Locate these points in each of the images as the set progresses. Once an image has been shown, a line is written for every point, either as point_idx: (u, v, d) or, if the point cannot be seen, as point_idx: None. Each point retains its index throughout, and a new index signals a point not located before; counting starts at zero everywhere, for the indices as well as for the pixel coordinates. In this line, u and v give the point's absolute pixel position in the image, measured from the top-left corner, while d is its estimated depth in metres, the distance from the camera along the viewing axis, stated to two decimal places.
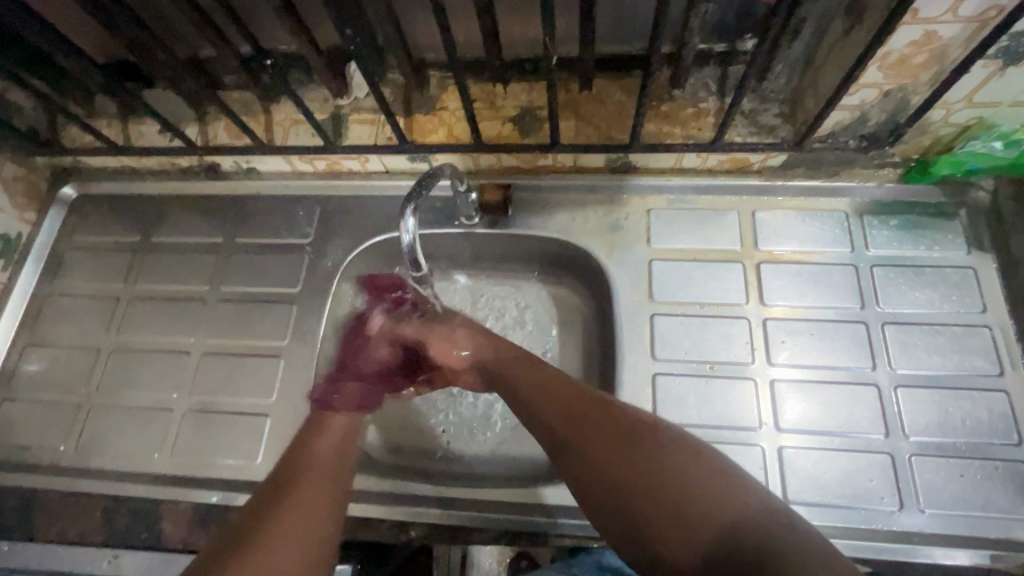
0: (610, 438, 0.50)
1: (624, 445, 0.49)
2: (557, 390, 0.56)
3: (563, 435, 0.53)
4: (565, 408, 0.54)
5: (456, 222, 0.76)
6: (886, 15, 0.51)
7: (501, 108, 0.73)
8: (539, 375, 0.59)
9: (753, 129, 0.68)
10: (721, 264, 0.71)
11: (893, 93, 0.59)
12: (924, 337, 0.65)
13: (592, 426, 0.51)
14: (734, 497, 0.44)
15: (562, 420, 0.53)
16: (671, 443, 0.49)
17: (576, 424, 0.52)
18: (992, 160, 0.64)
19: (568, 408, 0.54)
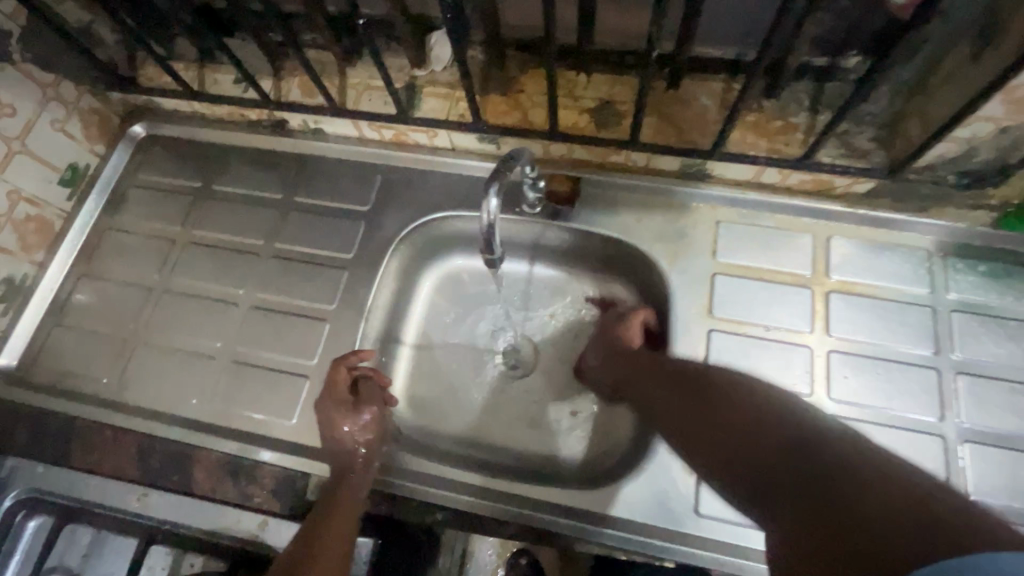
0: (705, 395, 0.52)
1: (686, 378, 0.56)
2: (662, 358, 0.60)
3: (663, 401, 0.56)
4: (670, 373, 0.58)
5: (515, 210, 0.74)
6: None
7: (580, 98, 0.70)
8: (636, 353, 0.64)
9: (844, 152, 0.65)
10: (789, 288, 0.68)
11: (1011, 131, 0.54)
12: (1000, 393, 0.62)
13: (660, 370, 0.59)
14: (830, 423, 0.42)
15: (664, 385, 0.57)
16: (751, 386, 0.50)
17: (679, 387, 0.56)
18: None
19: (672, 375, 0.57)
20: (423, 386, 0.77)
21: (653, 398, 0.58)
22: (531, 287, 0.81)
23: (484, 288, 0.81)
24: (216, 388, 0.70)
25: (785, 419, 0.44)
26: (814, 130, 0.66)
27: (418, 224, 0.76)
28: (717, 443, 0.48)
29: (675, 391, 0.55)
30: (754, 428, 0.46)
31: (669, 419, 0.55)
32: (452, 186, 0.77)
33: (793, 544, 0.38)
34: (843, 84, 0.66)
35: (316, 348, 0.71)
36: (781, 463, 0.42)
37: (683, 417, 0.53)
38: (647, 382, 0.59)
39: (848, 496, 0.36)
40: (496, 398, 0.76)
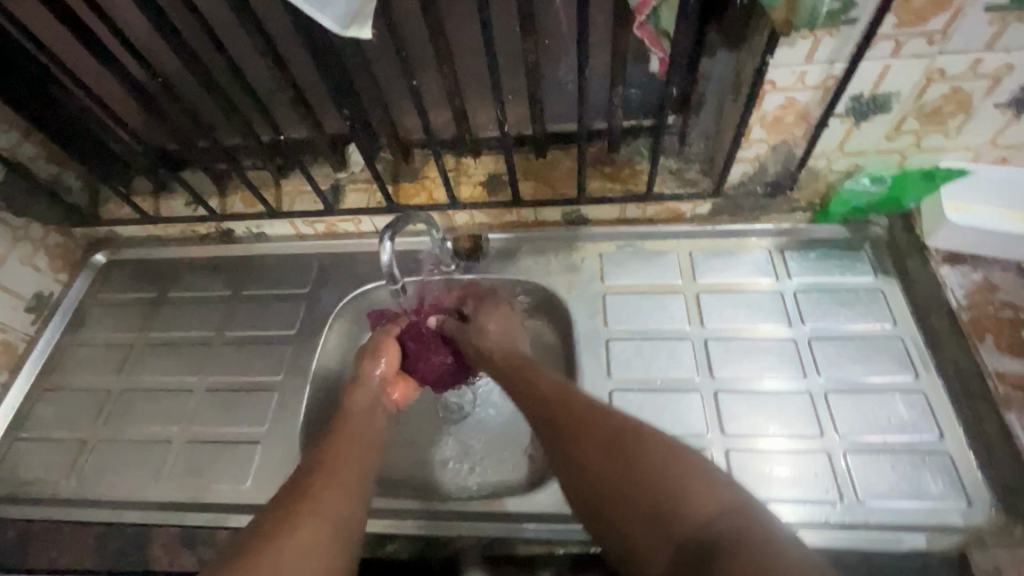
0: (617, 423, 0.58)
1: (611, 440, 0.57)
2: (566, 393, 0.63)
3: (582, 424, 0.59)
4: (573, 412, 0.61)
5: (433, 271, 0.87)
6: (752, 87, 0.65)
7: (473, 176, 0.88)
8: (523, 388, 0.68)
9: (680, 183, 0.82)
10: (667, 296, 0.81)
11: (780, 147, 0.72)
12: (846, 349, 0.74)
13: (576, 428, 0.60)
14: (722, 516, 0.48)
15: (571, 418, 0.60)
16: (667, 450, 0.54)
17: (582, 424, 0.59)
18: (876, 197, 0.77)
19: (580, 406, 0.61)
20: None
21: (559, 447, 0.60)
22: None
23: None
24: (172, 468, 0.74)
25: (683, 471, 0.52)
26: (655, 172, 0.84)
27: (351, 297, 0.88)
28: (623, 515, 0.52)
29: (578, 427, 0.60)
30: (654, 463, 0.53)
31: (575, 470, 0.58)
32: (378, 260, 0.90)
33: None
34: None
35: (267, 415, 0.77)
36: (653, 505, 0.51)
37: (597, 448, 0.57)
38: (553, 411, 0.62)
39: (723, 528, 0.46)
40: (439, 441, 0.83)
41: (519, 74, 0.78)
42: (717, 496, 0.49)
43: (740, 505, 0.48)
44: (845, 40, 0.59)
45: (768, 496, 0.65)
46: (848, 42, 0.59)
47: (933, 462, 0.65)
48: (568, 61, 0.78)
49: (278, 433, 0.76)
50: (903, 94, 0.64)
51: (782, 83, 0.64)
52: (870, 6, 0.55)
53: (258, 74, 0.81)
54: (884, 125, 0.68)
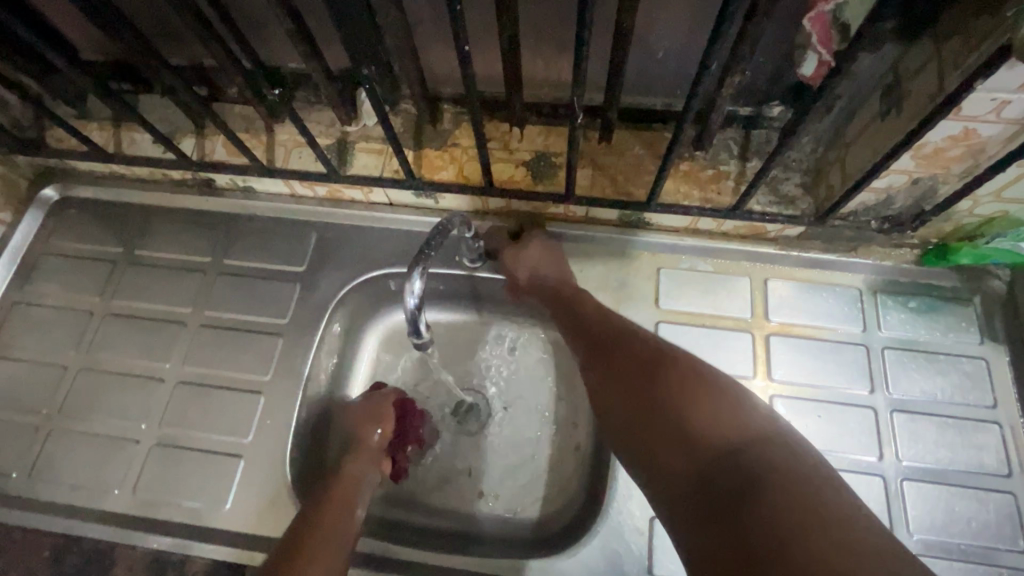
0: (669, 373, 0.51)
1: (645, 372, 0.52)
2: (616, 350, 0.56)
3: (628, 384, 0.53)
4: (627, 359, 0.54)
5: (456, 264, 0.74)
6: (931, 107, 0.47)
7: (516, 152, 0.70)
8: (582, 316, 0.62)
9: (773, 199, 0.66)
10: (731, 333, 0.69)
11: (923, 181, 0.56)
12: (934, 427, 0.63)
13: (616, 359, 0.55)
14: (761, 454, 0.43)
15: (620, 384, 0.53)
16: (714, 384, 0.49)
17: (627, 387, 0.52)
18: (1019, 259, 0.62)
19: (637, 357, 0.54)
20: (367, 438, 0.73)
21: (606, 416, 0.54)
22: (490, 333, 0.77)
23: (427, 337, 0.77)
24: (145, 474, 0.65)
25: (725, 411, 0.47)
26: (744, 177, 0.67)
27: (355, 285, 0.74)
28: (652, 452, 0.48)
29: (625, 389, 0.52)
30: (712, 421, 0.46)
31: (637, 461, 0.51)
32: (388, 241, 0.75)
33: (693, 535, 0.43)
34: (769, 131, 0.66)
35: (251, 424, 0.67)
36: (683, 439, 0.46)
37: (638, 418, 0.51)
38: (614, 365, 0.55)
39: (772, 506, 0.39)
40: (447, 460, 0.73)
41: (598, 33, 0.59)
42: (765, 444, 0.44)
43: (784, 468, 0.42)
44: None
45: None
46: None
47: None
48: (666, 24, 0.57)
49: (264, 447, 0.66)
50: None
51: (970, 112, 0.47)
52: None
53: None
54: None
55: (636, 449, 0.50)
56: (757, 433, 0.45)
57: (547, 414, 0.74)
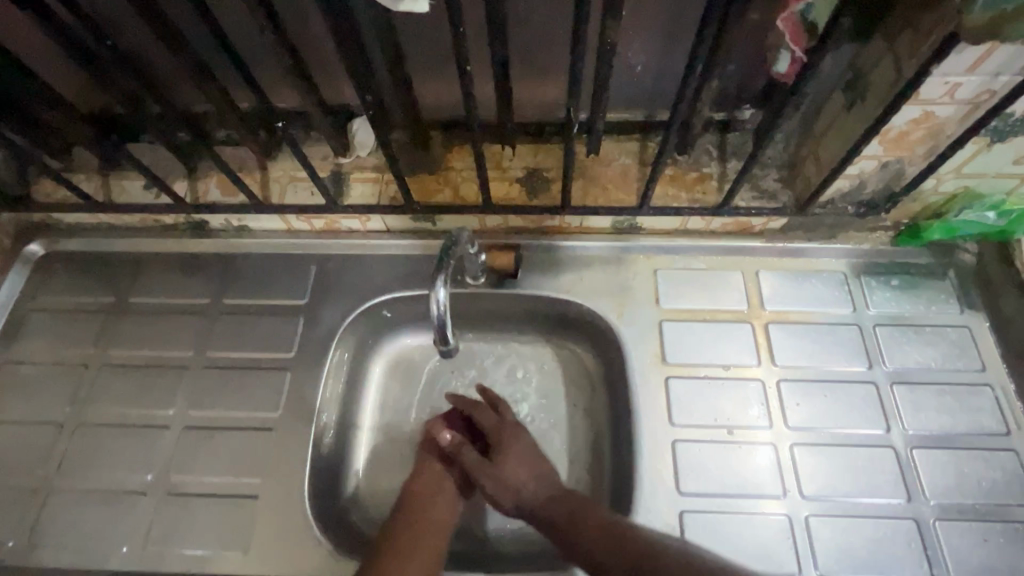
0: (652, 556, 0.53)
1: (597, 532, 0.57)
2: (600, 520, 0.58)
3: (584, 539, 0.57)
4: (581, 528, 0.58)
5: (459, 281, 0.74)
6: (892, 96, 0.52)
7: (509, 169, 0.74)
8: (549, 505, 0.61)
9: (756, 195, 0.70)
10: (731, 325, 0.71)
11: (891, 165, 0.61)
12: (931, 396, 0.66)
13: (571, 529, 0.58)
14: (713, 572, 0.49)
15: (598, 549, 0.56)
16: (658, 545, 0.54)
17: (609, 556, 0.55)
18: (987, 228, 0.67)
19: (590, 525, 0.57)
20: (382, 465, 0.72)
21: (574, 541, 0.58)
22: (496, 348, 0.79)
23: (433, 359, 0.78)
24: (155, 526, 0.62)
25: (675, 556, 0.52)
26: (726, 177, 0.71)
27: (360, 312, 0.73)
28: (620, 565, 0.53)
29: (592, 545, 0.56)
30: (668, 566, 0.51)
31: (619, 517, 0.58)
32: (389, 266, 0.76)
33: None
34: (743, 134, 0.72)
35: (264, 463, 0.65)
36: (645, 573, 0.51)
37: (618, 534, 0.56)
38: (569, 526, 0.59)
39: None
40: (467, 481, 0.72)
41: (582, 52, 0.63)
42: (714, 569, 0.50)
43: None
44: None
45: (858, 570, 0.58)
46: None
47: None
48: (643, 43, 0.63)
49: (279, 485, 0.64)
50: None
51: (927, 96, 0.51)
52: None
53: (241, 30, 0.63)
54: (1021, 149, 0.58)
55: (597, 552, 0.55)
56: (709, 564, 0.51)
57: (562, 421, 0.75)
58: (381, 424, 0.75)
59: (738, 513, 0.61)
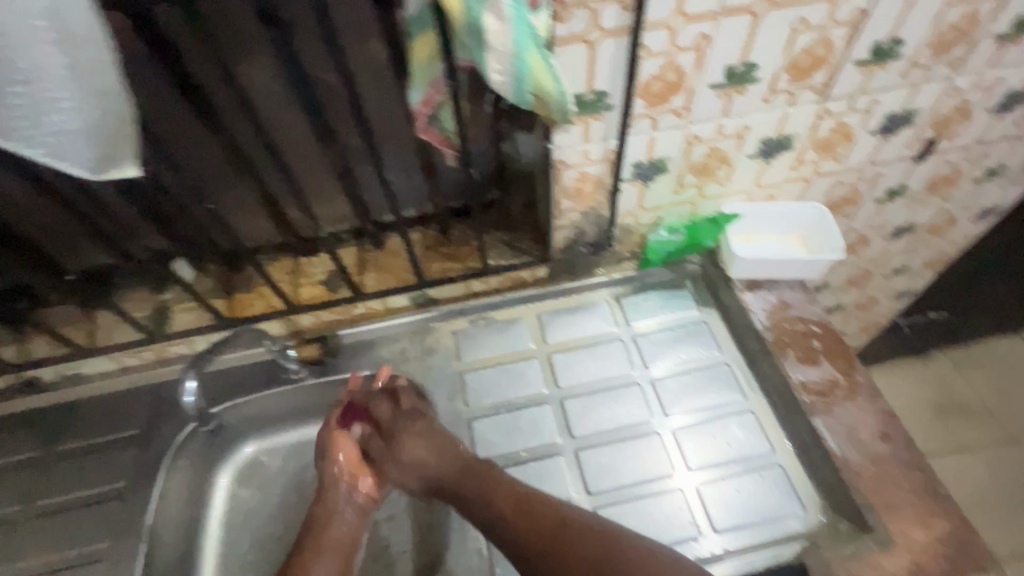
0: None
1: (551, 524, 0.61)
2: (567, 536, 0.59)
3: (534, 529, 0.61)
4: (528, 516, 0.62)
5: (283, 379, 0.84)
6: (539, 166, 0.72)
7: (312, 275, 0.86)
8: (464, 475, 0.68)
9: (515, 254, 0.87)
10: (522, 362, 0.84)
11: (590, 212, 0.79)
12: (685, 382, 0.80)
13: (524, 517, 0.62)
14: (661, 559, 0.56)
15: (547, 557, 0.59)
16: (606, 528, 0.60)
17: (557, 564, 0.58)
18: (678, 243, 0.86)
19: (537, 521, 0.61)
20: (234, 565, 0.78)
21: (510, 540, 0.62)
22: None
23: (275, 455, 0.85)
24: None
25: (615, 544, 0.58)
26: (491, 245, 0.88)
27: (184, 436, 0.78)
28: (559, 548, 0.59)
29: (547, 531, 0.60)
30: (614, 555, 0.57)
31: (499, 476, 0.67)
32: (221, 381, 0.85)
33: None
34: (502, 209, 0.87)
35: None
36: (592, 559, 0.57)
37: (553, 515, 0.61)
38: (520, 516, 0.62)
39: None
40: None
41: (336, 179, 0.78)
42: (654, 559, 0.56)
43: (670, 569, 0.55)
44: (610, 123, 0.66)
45: None
46: (614, 125, 0.66)
47: (771, 476, 0.70)
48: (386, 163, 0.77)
49: None
50: (674, 157, 0.74)
51: (572, 161, 0.70)
52: (619, 94, 0.63)
53: (37, 206, 0.71)
54: (670, 183, 0.78)
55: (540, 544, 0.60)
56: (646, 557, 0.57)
57: None
58: (225, 527, 0.80)
59: None
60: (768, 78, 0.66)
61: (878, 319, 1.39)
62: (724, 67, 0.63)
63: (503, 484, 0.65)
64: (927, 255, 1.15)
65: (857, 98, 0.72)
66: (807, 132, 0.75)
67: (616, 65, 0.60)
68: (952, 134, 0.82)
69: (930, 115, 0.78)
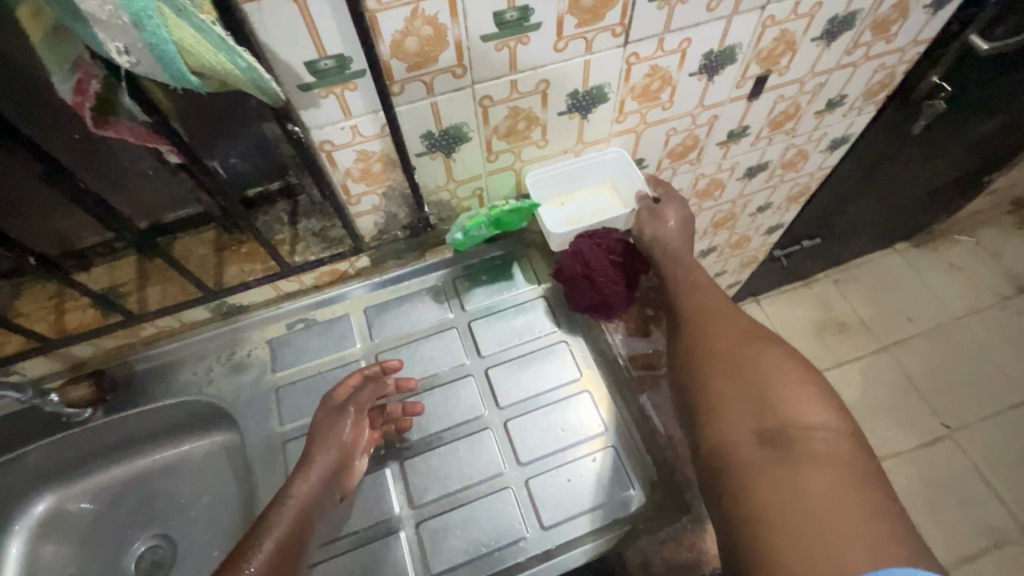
0: (761, 398, 0.52)
1: (716, 308, 0.64)
2: (750, 359, 0.56)
3: (707, 317, 0.63)
4: (691, 303, 0.66)
5: (62, 423, 0.72)
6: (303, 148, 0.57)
7: (80, 299, 0.73)
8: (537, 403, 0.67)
9: (324, 244, 0.76)
10: (344, 368, 0.75)
11: (392, 193, 0.69)
12: (520, 368, 0.74)
13: (684, 312, 0.65)
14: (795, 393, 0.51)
15: (753, 390, 0.53)
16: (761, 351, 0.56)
17: (740, 377, 0.54)
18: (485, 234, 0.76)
19: (697, 312, 0.65)
20: None
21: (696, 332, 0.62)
22: (153, 466, 0.79)
23: (78, 503, 0.77)
24: None
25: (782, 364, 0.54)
26: (295, 239, 0.75)
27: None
28: (728, 329, 0.60)
29: (708, 318, 0.63)
30: (790, 375, 0.53)
31: (281, 511, 0.58)
32: None
33: (798, 423, 0.49)
34: (309, 195, 0.76)
35: None
36: (752, 364, 0.55)
37: (685, 309, 0.66)
38: (693, 304, 0.66)
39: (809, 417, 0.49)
40: None
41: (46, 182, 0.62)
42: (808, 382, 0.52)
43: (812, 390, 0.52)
44: (367, 92, 0.55)
45: (470, 553, 0.62)
46: (375, 94, 0.55)
47: (602, 459, 0.67)
48: (122, 152, 0.63)
49: None
50: (472, 122, 0.64)
51: (342, 141, 0.59)
52: (364, 59, 0.51)
53: None
54: (477, 152, 0.68)
55: (699, 325, 0.62)
56: (791, 367, 0.54)
57: (230, 502, 0.76)
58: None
59: (363, 544, 0.64)
60: (552, 23, 0.56)
61: (755, 253, 1.41)
62: (492, 16, 0.53)
63: (679, 291, 0.68)
64: (788, 189, 1.13)
65: (665, 38, 0.63)
66: (619, 81, 0.67)
67: (343, 20, 0.48)
68: (783, 68, 0.76)
69: (753, 50, 0.71)
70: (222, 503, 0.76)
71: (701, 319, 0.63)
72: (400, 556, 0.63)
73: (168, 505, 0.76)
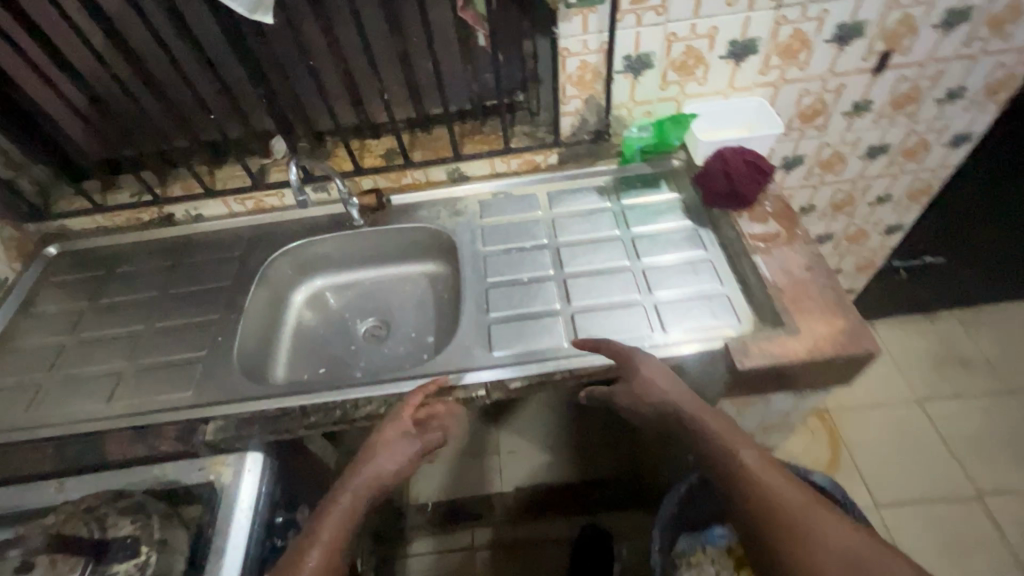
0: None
1: (757, 478, 0.66)
2: (805, 523, 0.62)
3: (764, 477, 0.66)
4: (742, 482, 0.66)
5: (347, 226, 1.08)
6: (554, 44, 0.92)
7: (374, 150, 1.11)
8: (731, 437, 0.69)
9: (531, 140, 1.08)
10: (528, 222, 1.05)
11: (590, 101, 1.01)
12: (657, 239, 0.98)
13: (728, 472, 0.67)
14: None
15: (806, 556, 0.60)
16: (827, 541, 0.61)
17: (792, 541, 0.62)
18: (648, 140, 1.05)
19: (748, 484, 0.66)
20: (305, 352, 1.04)
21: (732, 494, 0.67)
22: (382, 278, 1.14)
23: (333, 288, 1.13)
24: (128, 389, 0.87)
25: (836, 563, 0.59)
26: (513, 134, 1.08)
27: (268, 262, 1.05)
28: (789, 508, 0.63)
29: (768, 497, 0.65)
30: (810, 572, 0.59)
31: (341, 498, 0.70)
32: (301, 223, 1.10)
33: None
34: (526, 112, 1.09)
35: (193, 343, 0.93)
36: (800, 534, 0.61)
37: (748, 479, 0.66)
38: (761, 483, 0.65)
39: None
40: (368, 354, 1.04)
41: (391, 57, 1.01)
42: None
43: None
44: (602, 16, 0.88)
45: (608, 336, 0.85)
46: (606, 18, 0.88)
47: (718, 300, 0.87)
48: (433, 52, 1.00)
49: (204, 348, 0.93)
50: (658, 53, 0.94)
51: (575, 50, 0.92)
52: None
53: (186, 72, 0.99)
54: (655, 78, 0.98)
55: (744, 491, 0.66)
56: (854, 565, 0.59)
57: (430, 308, 1.09)
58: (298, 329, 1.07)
59: (532, 319, 0.90)
60: None
61: (871, 256, 1.51)
62: None
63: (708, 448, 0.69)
64: (909, 182, 1.28)
65: (808, 7, 0.90)
66: (768, 38, 0.93)
67: None
68: (904, 49, 0.98)
69: (879, 28, 0.94)
70: (424, 306, 1.09)
71: (757, 486, 0.65)
72: (558, 329, 0.87)
73: (388, 302, 1.11)
